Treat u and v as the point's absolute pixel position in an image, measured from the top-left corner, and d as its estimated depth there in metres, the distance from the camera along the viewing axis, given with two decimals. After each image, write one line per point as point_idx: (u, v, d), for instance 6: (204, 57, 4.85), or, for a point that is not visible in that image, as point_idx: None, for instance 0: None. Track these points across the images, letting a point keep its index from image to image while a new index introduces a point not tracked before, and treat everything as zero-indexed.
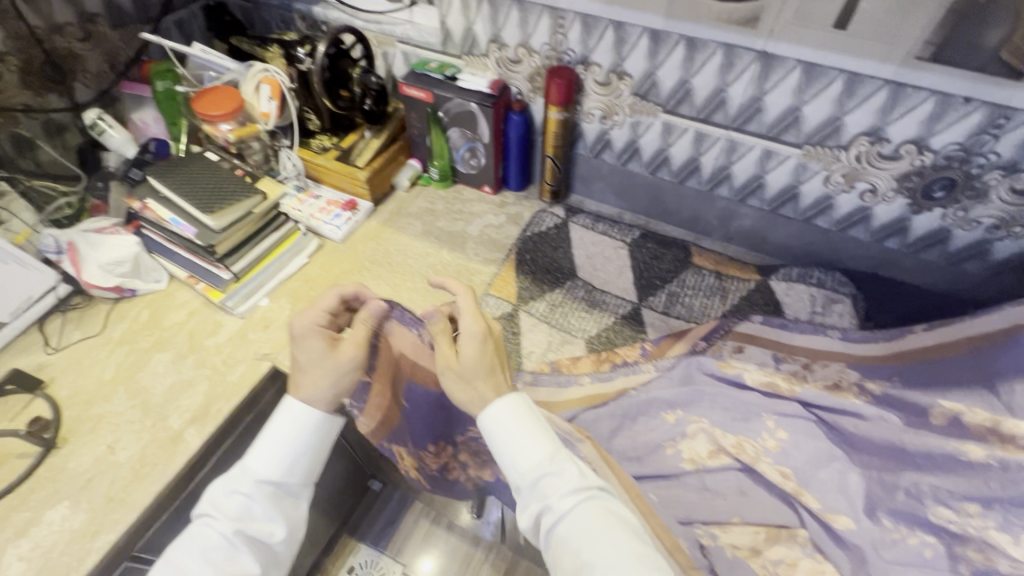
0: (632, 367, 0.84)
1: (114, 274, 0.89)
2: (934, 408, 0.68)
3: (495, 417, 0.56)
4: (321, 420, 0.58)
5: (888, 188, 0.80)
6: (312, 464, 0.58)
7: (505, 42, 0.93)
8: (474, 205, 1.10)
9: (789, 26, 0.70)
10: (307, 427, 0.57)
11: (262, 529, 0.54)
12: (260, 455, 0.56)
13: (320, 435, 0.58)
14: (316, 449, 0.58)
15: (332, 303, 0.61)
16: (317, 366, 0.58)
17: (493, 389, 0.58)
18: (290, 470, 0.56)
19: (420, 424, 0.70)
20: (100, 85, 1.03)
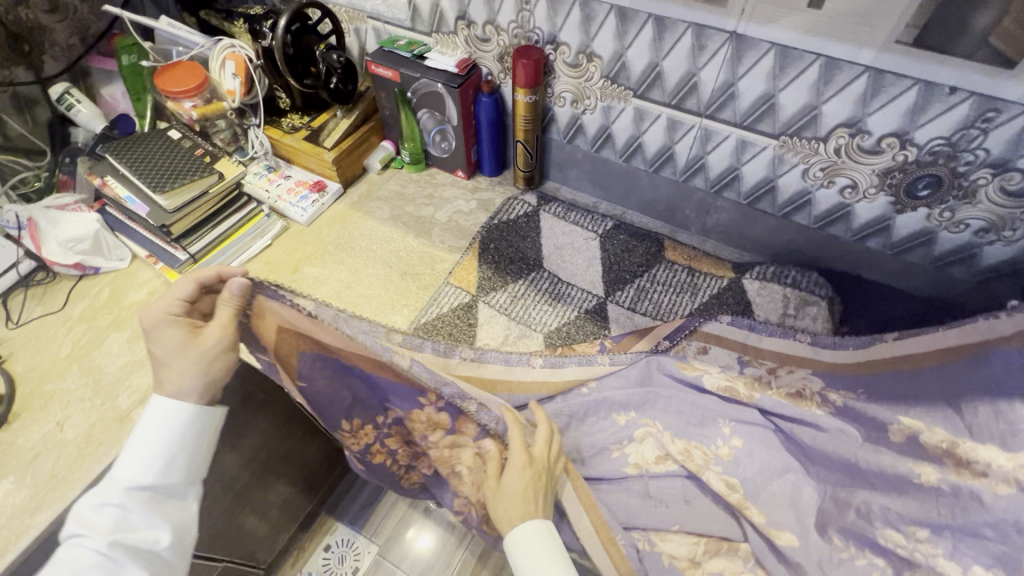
0: (587, 358, 0.80)
1: (73, 251, 0.89)
2: (892, 425, 0.65)
3: (519, 542, 0.57)
4: (193, 414, 0.57)
5: (869, 185, 0.75)
6: (189, 460, 0.57)
7: (473, 19, 0.89)
8: (446, 190, 1.07)
9: (762, 5, 0.64)
10: (179, 423, 0.56)
11: (144, 537, 0.54)
12: (127, 460, 0.55)
13: (195, 429, 0.57)
14: (194, 444, 0.57)
15: (190, 291, 0.56)
16: (179, 355, 0.55)
17: (522, 513, 0.57)
18: (166, 471, 0.56)
19: (328, 404, 0.65)
20: (69, 58, 1.01)
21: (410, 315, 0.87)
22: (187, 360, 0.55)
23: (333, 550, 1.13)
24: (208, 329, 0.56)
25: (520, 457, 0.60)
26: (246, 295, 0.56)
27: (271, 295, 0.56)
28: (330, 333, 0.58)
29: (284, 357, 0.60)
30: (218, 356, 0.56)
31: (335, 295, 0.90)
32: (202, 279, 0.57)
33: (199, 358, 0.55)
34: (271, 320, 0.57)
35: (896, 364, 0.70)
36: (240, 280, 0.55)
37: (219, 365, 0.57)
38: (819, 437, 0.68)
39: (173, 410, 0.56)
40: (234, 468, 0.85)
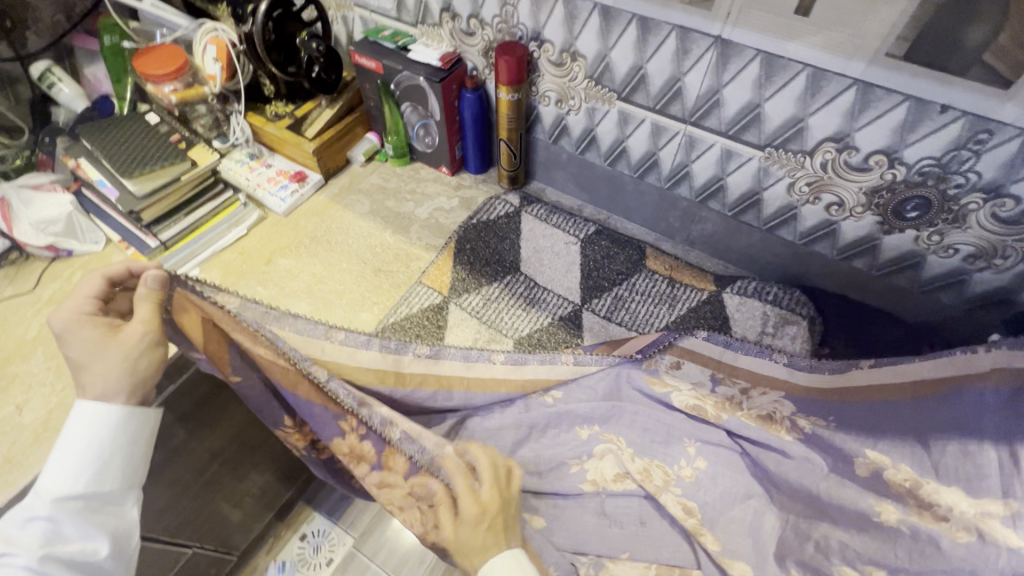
0: (551, 357, 0.75)
1: (46, 232, 0.89)
2: (857, 457, 0.63)
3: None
4: (122, 420, 0.57)
5: (856, 203, 0.71)
6: (122, 467, 0.58)
7: (457, 12, 0.86)
8: (429, 186, 1.04)
9: (747, 9, 0.61)
10: (106, 430, 0.56)
11: (81, 548, 0.54)
12: (53, 472, 0.55)
13: (126, 435, 0.58)
14: (126, 450, 0.58)
15: (100, 287, 0.58)
16: (100, 353, 0.55)
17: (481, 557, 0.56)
18: (98, 479, 0.56)
19: (266, 404, 0.67)
20: (53, 35, 1.00)
21: (379, 314, 0.85)
22: (110, 359, 0.55)
23: (309, 539, 1.12)
24: (127, 326, 0.56)
25: (472, 508, 0.58)
26: (166, 287, 0.57)
27: (190, 290, 0.58)
28: (255, 334, 0.61)
29: (214, 354, 0.61)
30: (144, 352, 0.56)
31: (305, 289, 0.88)
32: (113, 275, 0.58)
33: (122, 355, 0.55)
34: (193, 314, 0.59)
35: (872, 397, 0.66)
36: (155, 272, 0.56)
37: (145, 363, 0.57)
38: (784, 465, 0.67)
39: (100, 416, 0.56)
40: (198, 460, 0.84)
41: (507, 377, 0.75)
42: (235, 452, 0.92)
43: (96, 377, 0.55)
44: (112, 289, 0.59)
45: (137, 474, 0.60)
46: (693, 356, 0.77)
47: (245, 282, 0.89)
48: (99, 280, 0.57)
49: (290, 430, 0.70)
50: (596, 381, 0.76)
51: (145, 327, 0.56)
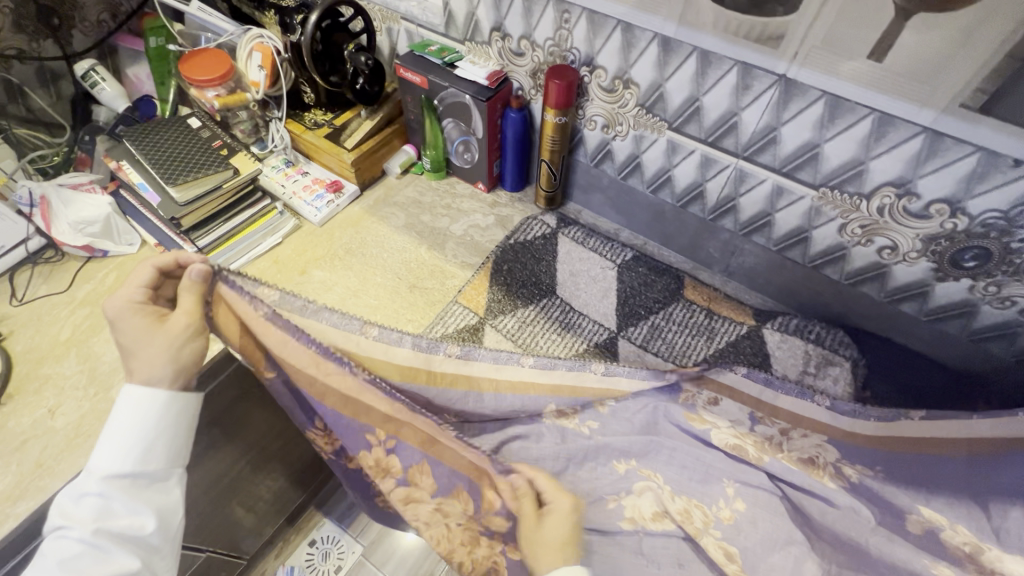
0: (580, 366, 0.76)
1: (84, 233, 0.88)
2: (911, 514, 0.62)
3: None
4: (164, 402, 0.57)
5: (911, 248, 0.70)
6: (167, 447, 0.57)
7: (508, 32, 0.85)
8: (464, 202, 1.03)
9: (817, 50, 0.60)
10: (151, 412, 0.56)
11: (130, 524, 0.55)
12: (104, 450, 0.55)
13: (169, 417, 0.57)
14: (170, 431, 0.58)
15: (150, 277, 0.58)
16: (148, 342, 0.56)
17: (560, 556, 0.56)
18: (144, 458, 0.56)
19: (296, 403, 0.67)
20: (99, 35, 1.00)
21: (415, 331, 0.85)
22: (157, 344, 0.56)
23: (318, 546, 1.10)
24: (173, 316, 0.57)
25: (556, 508, 0.60)
26: (208, 280, 0.59)
27: (230, 286, 0.59)
28: (290, 335, 0.61)
29: (248, 351, 0.62)
30: (187, 339, 0.57)
31: (339, 302, 0.87)
32: (163, 266, 0.59)
33: (168, 342, 0.56)
34: (232, 310, 0.60)
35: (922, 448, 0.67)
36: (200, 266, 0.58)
37: (190, 351, 0.58)
38: (830, 513, 0.65)
39: (145, 400, 0.56)
40: (222, 469, 0.84)
41: (534, 380, 0.75)
42: (257, 462, 0.90)
43: (144, 361, 0.56)
44: (161, 277, 0.60)
45: (183, 453, 0.60)
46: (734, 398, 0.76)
47: None
48: (150, 269, 0.58)
49: (318, 434, 0.70)
50: (633, 414, 0.75)
51: (189, 316, 0.57)
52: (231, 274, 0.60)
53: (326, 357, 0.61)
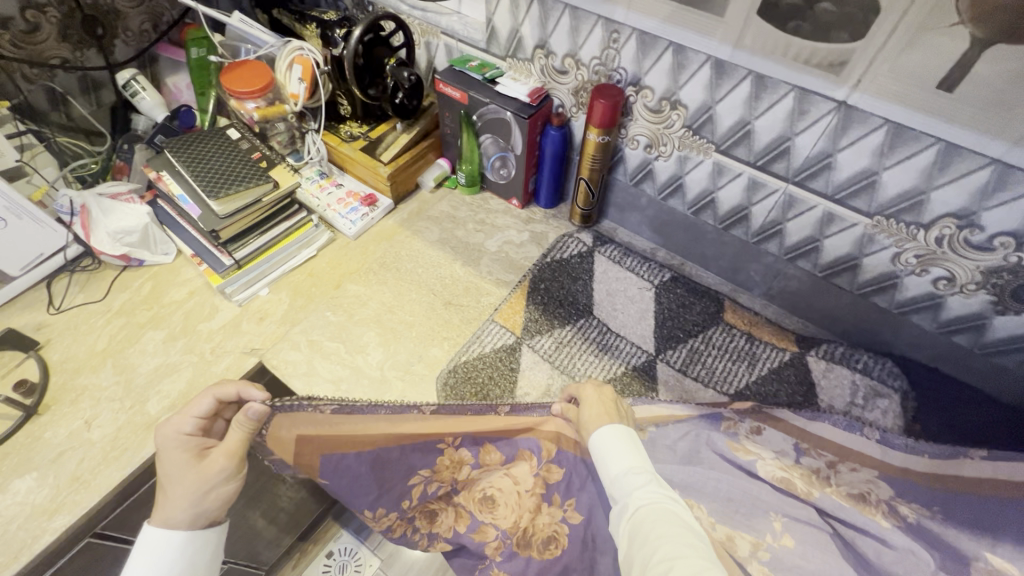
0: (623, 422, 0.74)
1: (122, 243, 0.87)
2: (976, 560, 0.57)
3: (601, 444, 0.58)
4: (182, 544, 0.52)
5: (969, 280, 0.68)
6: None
7: (552, 50, 0.84)
8: (499, 217, 1.02)
9: (883, 78, 0.59)
10: (168, 556, 0.51)
11: None
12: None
13: (186, 558, 0.52)
14: (190, 568, 0.53)
15: (207, 407, 0.56)
16: (180, 480, 0.52)
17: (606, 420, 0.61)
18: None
19: (356, 494, 0.64)
20: (141, 44, 1.00)
21: (450, 350, 0.84)
22: (183, 485, 0.52)
23: (335, 557, 1.08)
24: (213, 454, 0.54)
25: (593, 391, 0.65)
26: (264, 418, 0.55)
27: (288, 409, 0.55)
28: (354, 419, 0.59)
29: (305, 465, 0.60)
30: (216, 484, 0.53)
31: (375, 318, 0.87)
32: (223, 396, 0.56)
33: (193, 486, 0.52)
34: (291, 430, 0.57)
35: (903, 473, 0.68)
36: (258, 404, 0.54)
37: (215, 497, 0.53)
38: (884, 556, 0.59)
39: (161, 542, 0.51)
40: (250, 484, 0.82)
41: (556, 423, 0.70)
42: (283, 476, 0.89)
43: (167, 500, 0.52)
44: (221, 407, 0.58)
45: None
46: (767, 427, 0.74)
47: (314, 306, 0.88)
48: (210, 400, 0.55)
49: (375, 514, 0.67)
50: (675, 440, 0.73)
51: (225, 460, 0.53)
52: (287, 400, 0.55)
53: (399, 414, 0.61)
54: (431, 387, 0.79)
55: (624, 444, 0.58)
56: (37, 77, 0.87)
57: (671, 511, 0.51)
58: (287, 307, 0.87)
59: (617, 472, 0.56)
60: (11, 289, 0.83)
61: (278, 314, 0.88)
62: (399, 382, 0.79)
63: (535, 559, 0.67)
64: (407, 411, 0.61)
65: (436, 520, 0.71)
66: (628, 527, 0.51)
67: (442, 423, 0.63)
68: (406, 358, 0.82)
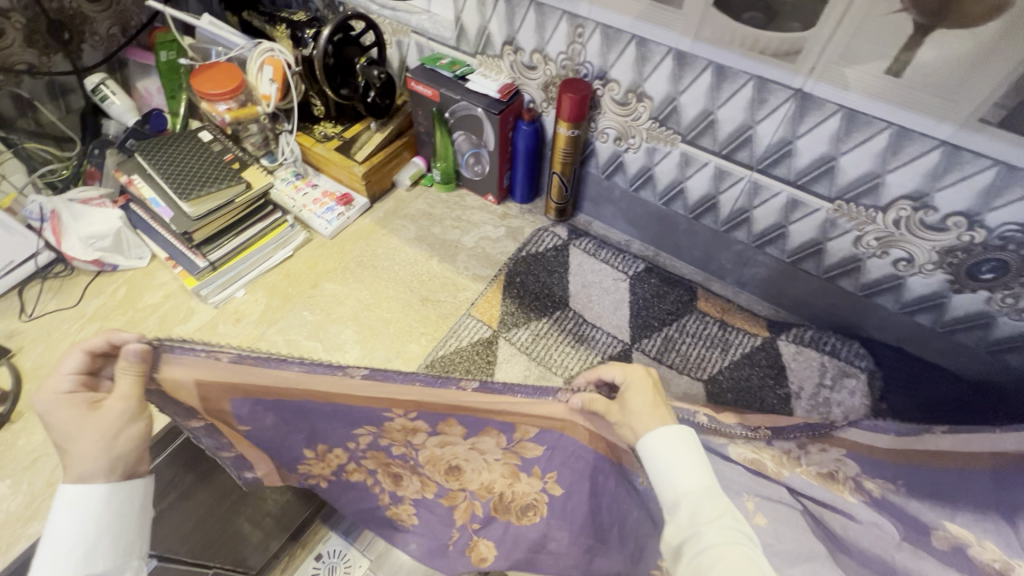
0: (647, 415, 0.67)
1: (93, 247, 0.87)
2: (937, 530, 0.57)
3: (662, 450, 0.49)
4: (106, 497, 0.47)
5: (927, 260, 0.71)
6: (116, 543, 0.47)
7: (520, 46, 0.85)
8: (475, 213, 1.03)
9: (834, 65, 0.60)
10: (92, 510, 0.46)
11: None
12: (43, 555, 0.45)
13: (112, 511, 0.47)
14: (118, 523, 0.47)
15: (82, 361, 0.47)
16: (76, 438, 0.45)
17: (660, 418, 0.52)
18: (89, 558, 0.46)
19: (280, 438, 0.60)
20: (109, 48, 1.00)
21: (428, 345, 0.84)
22: (83, 441, 0.45)
23: (325, 560, 1.05)
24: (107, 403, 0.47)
25: (629, 378, 0.56)
26: (150, 360, 0.47)
27: (178, 353, 0.48)
28: (260, 373, 0.50)
29: (212, 407, 0.52)
30: (123, 428, 0.47)
31: (352, 316, 0.87)
32: (95, 348, 0.48)
33: (97, 438, 0.46)
34: (186, 376, 0.48)
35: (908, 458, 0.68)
36: (136, 345, 0.46)
37: (126, 441, 0.47)
38: (849, 529, 0.59)
39: (81, 496, 0.46)
40: (228, 489, 0.80)
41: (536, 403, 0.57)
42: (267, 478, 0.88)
43: (71, 460, 0.46)
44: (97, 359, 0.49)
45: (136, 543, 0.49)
46: (741, 416, 0.75)
47: (291, 306, 0.88)
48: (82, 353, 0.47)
49: (311, 461, 0.65)
50: None
51: (124, 404, 0.47)
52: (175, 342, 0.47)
53: (316, 371, 0.51)
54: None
55: (688, 455, 0.49)
56: (3, 83, 0.86)
57: (750, 556, 0.43)
58: (264, 308, 0.87)
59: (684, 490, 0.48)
60: None
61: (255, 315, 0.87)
62: None
63: (515, 523, 0.67)
64: (328, 370, 0.51)
65: (400, 482, 0.68)
66: (693, 562, 0.44)
67: (376, 391, 0.52)
68: (384, 355, 0.83)
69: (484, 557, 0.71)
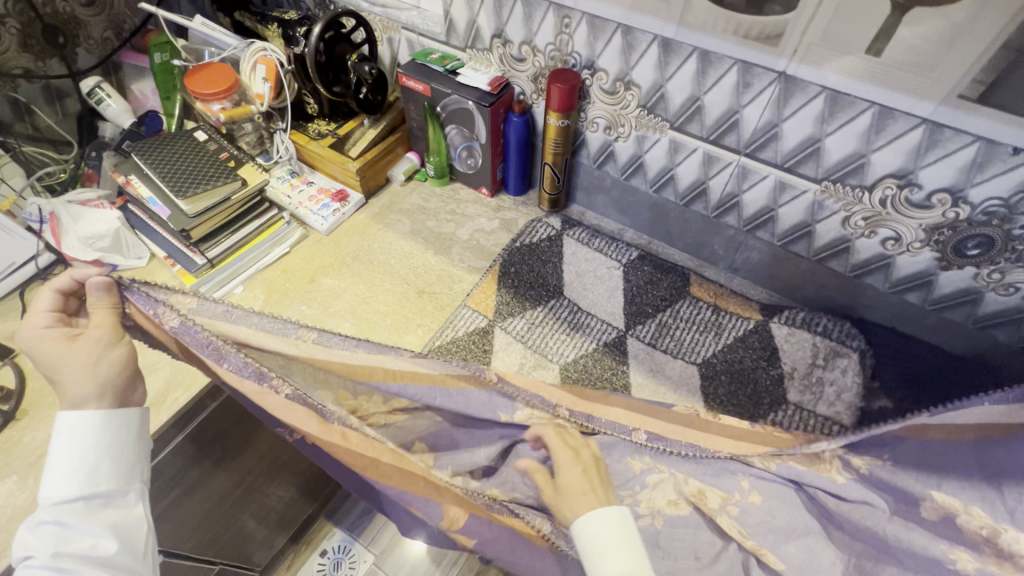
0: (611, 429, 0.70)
1: (92, 248, 0.87)
2: (925, 501, 0.58)
3: (596, 537, 0.53)
4: (102, 422, 0.50)
5: (914, 238, 0.72)
6: (118, 466, 0.50)
7: (509, 38, 0.87)
8: (469, 207, 1.04)
9: (817, 46, 0.61)
10: (89, 433, 0.49)
11: (84, 544, 0.47)
12: (49, 476, 0.48)
13: (109, 436, 0.50)
14: (117, 448, 0.51)
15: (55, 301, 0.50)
16: (60, 365, 0.48)
17: (590, 502, 0.56)
18: (93, 479, 0.49)
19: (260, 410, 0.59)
20: (104, 52, 1.01)
21: (425, 335, 0.85)
22: (69, 368, 0.48)
23: (330, 555, 1.06)
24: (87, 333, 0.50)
25: (568, 456, 0.62)
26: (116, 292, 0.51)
27: (138, 297, 0.51)
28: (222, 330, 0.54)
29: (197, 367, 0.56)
30: (106, 353, 0.50)
31: (349, 310, 0.88)
32: (65, 288, 0.51)
33: (83, 363, 0.49)
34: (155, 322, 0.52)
35: (945, 431, 0.59)
36: (100, 278, 0.50)
37: (110, 365, 0.50)
38: (842, 505, 0.61)
39: (78, 422, 0.49)
40: (233, 483, 0.81)
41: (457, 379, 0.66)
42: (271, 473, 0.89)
43: (62, 388, 0.48)
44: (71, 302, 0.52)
45: (135, 468, 0.52)
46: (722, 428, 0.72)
47: (289, 301, 0.89)
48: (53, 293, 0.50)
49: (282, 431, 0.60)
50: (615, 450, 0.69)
51: (102, 331, 0.50)
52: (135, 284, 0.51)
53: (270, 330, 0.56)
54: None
55: (621, 537, 0.53)
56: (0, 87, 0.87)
57: None
58: (262, 303, 0.88)
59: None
60: None
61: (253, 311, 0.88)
62: None
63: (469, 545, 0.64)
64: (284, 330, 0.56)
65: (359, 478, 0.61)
66: None
67: (297, 412, 0.53)
68: (382, 346, 0.84)
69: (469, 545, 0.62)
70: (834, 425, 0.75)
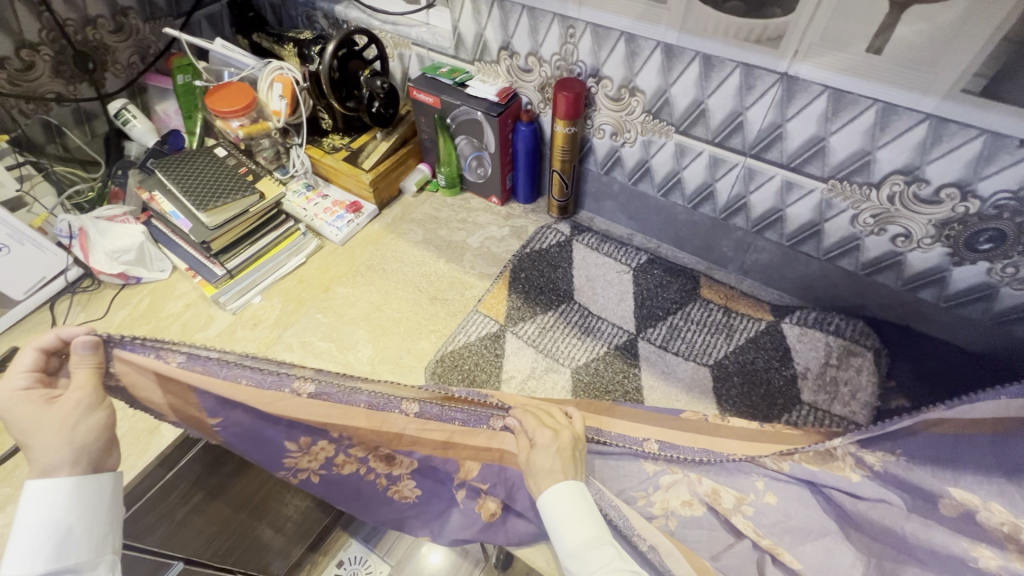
0: (626, 458, 0.68)
1: (119, 261, 0.90)
2: (943, 497, 0.57)
3: (554, 503, 0.56)
4: (74, 491, 0.48)
5: (924, 234, 0.72)
6: (90, 536, 0.48)
7: (516, 50, 0.89)
8: (480, 215, 1.06)
9: (817, 47, 0.62)
10: (60, 503, 0.47)
11: None
12: (12, 553, 0.46)
13: (82, 504, 0.48)
14: (91, 515, 0.49)
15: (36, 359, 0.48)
16: (34, 429, 0.46)
17: (558, 480, 0.58)
18: (60, 553, 0.47)
19: (262, 445, 0.58)
20: (129, 75, 1.05)
21: (437, 342, 0.87)
22: (45, 432, 0.46)
23: (346, 566, 1.06)
24: (66, 395, 0.48)
25: (548, 432, 0.61)
26: (103, 351, 0.49)
27: (132, 350, 0.50)
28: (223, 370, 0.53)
29: (186, 416, 0.54)
30: (84, 418, 0.48)
31: (364, 316, 0.90)
32: (48, 346, 0.49)
33: (58, 428, 0.46)
34: (140, 377, 0.50)
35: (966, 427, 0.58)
36: (88, 337, 0.48)
37: (87, 429, 0.48)
38: (858, 504, 0.60)
39: (48, 490, 0.47)
40: (255, 488, 0.82)
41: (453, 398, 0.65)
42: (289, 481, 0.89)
43: (34, 452, 0.46)
44: (56, 362, 0.50)
45: (106, 537, 0.50)
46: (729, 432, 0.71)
47: (305, 310, 0.91)
48: (35, 350, 0.48)
49: (297, 456, 0.60)
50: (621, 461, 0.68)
51: (82, 393, 0.48)
52: (130, 338, 0.50)
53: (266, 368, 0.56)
54: (420, 377, 0.82)
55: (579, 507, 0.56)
56: (32, 111, 0.92)
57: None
58: (279, 312, 0.91)
59: (570, 548, 0.54)
60: (13, 314, 0.84)
61: (272, 319, 0.91)
62: (389, 374, 0.83)
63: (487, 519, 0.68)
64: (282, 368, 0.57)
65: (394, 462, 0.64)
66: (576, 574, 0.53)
67: (319, 411, 0.54)
68: (395, 352, 0.85)
69: (494, 513, 0.67)
70: (849, 424, 0.75)
